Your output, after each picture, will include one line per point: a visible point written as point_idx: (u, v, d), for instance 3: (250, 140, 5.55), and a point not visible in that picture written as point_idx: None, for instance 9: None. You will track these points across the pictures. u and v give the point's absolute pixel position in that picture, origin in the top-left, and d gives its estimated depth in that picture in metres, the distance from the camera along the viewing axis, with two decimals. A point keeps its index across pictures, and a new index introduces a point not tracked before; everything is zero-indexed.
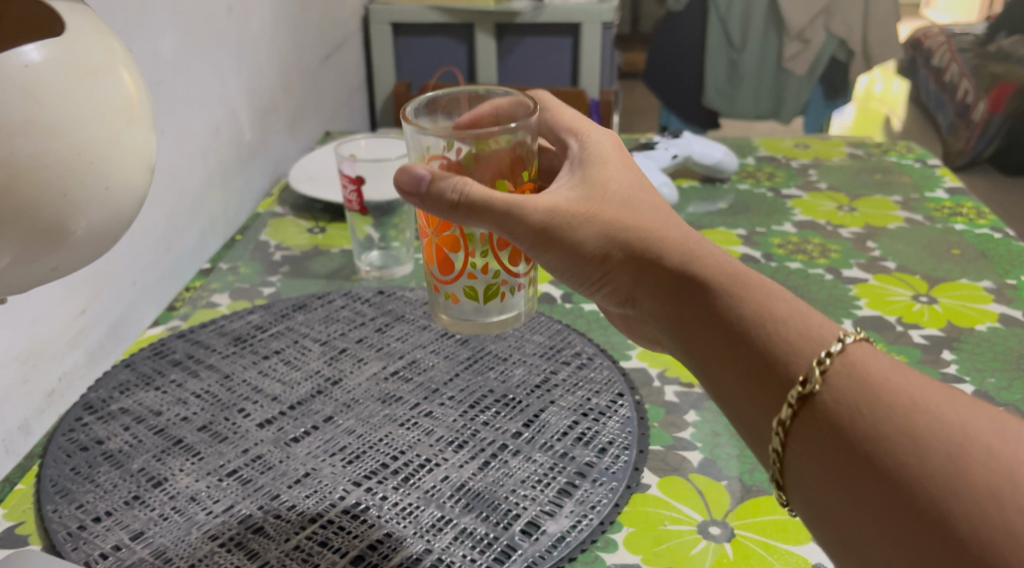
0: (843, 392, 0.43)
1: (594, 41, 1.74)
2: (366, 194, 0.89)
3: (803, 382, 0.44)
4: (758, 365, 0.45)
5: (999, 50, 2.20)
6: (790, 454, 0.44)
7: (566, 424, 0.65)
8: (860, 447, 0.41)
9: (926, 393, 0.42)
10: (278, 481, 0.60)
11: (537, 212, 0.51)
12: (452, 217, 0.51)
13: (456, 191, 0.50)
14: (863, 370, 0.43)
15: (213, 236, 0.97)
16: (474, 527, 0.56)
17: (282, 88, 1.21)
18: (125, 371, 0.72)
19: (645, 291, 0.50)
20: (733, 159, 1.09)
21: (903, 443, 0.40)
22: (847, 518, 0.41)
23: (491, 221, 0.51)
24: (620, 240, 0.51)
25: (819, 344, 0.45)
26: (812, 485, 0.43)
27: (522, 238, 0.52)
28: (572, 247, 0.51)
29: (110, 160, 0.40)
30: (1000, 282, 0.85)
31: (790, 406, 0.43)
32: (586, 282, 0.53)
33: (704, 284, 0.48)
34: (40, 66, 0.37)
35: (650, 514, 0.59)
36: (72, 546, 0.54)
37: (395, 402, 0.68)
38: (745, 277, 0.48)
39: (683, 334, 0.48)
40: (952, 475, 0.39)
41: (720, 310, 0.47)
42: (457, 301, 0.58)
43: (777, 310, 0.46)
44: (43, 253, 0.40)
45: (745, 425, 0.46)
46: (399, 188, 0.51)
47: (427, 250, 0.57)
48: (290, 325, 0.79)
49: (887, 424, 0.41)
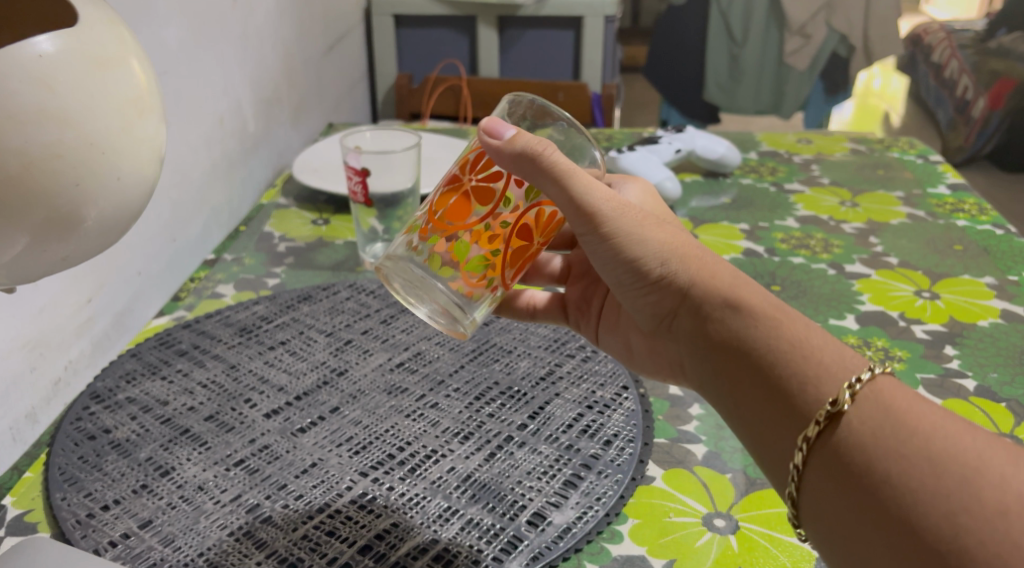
0: (870, 415, 0.43)
1: (597, 35, 1.74)
2: (371, 186, 0.89)
3: (832, 402, 0.44)
4: (771, 391, 0.46)
5: (999, 47, 2.21)
6: (811, 471, 0.44)
7: (571, 417, 0.65)
8: (878, 468, 0.42)
9: (949, 423, 0.42)
10: (285, 471, 0.60)
11: (607, 202, 0.52)
12: (525, 174, 0.52)
13: (540, 146, 0.51)
14: (888, 397, 0.44)
15: (217, 227, 0.97)
16: (481, 518, 0.56)
17: (285, 79, 1.21)
18: (131, 360, 0.72)
19: (687, 307, 0.51)
20: (736, 154, 1.10)
21: (923, 466, 0.41)
22: (858, 539, 0.42)
23: (559, 187, 0.52)
24: (681, 255, 0.51)
25: (849, 370, 0.45)
26: (826, 505, 0.43)
27: (584, 220, 0.52)
28: (631, 244, 0.52)
29: (122, 151, 0.40)
30: (1002, 278, 0.86)
31: (818, 423, 0.44)
32: (635, 281, 0.52)
33: (746, 305, 0.48)
34: (53, 56, 0.37)
35: (655, 506, 0.59)
36: (82, 534, 0.54)
37: (400, 393, 0.68)
38: (782, 309, 0.48)
39: (713, 353, 0.49)
40: (965, 500, 0.39)
41: (748, 337, 0.47)
42: (439, 249, 0.56)
43: (811, 340, 0.46)
44: (55, 242, 0.40)
45: (757, 439, 0.47)
46: (483, 130, 0.53)
47: (447, 192, 0.56)
48: (295, 316, 0.79)
49: (909, 448, 0.41)
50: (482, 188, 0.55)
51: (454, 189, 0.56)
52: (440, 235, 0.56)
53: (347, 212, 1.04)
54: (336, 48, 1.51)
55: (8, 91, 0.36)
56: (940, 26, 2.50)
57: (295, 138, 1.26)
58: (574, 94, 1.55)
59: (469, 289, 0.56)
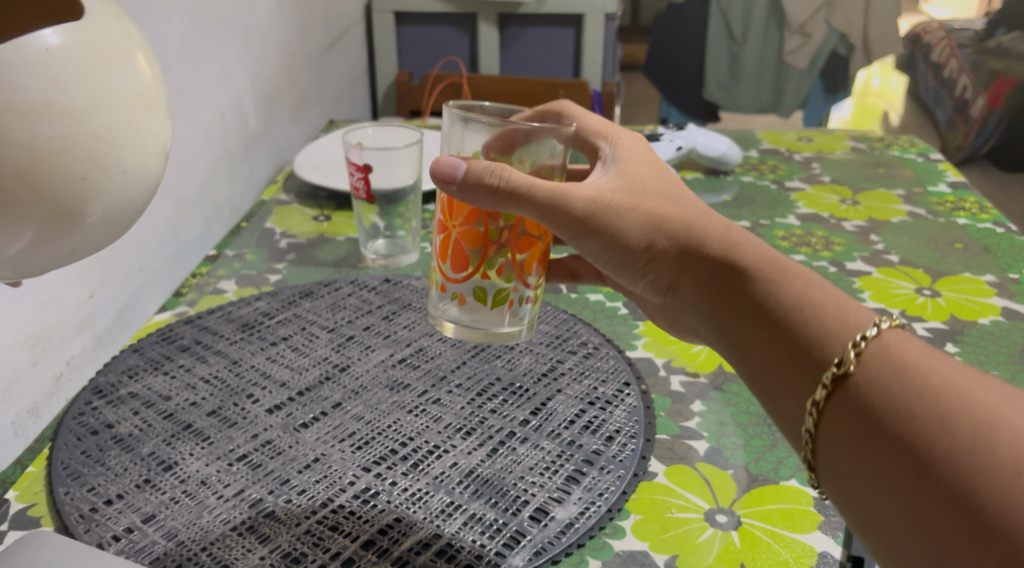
0: (879, 373, 0.43)
1: (598, 32, 1.74)
2: (374, 182, 0.90)
3: (838, 363, 0.43)
4: (792, 348, 0.45)
5: (999, 46, 2.21)
6: (823, 435, 0.44)
7: (574, 413, 0.65)
8: (890, 427, 0.41)
9: (960, 378, 0.42)
10: (288, 466, 0.60)
11: (581, 201, 0.53)
12: (491, 204, 0.53)
13: (497, 177, 0.52)
14: (897, 354, 0.43)
15: (218, 223, 0.97)
16: (483, 513, 0.56)
17: (286, 76, 1.21)
18: (133, 355, 0.72)
19: (688, 278, 0.51)
20: (736, 152, 1.10)
21: (932, 422, 0.40)
22: (875, 496, 0.41)
23: (532, 209, 0.53)
24: (664, 229, 0.52)
25: (855, 328, 0.44)
26: (840, 468, 0.43)
27: (565, 226, 0.53)
28: (615, 235, 0.53)
29: (128, 145, 0.40)
30: (1003, 276, 0.86)
31: (824, 387, 0.43)
32: (629, 269, 0.54)
33: (740, 266, 0.49)
34: (59, 50, 0.37)
35: (657, 502, 0.59)
36: (85, 528, 0.54)
37: (403, 389, 0.68)
38: (784, 265, 0.48)
39: (722, 321, 0.49)
40: (980, 457, 0.39)
41: (758, 297, 0.47)
42: (462, 303, 0.59)
43: (815, 296, 0.46)
44: (62, 236, 0.40)
45: (772, 403, 0.47)
46: (436, 177, 0.54)
47: (442, 247, 0.58)
48: (297, 312, 0.79)
49: (920, 408, 0.41)
50: (468, 232, 0.56)
51: (446, 242, 0.57)
52: (456, 288, 0.59)
53: (348, 208, 1.04)
54: (336, 44, 1.51)
55: (15, 85, 0.36)
56: (939, 26, 2.50)
57: (296, 135, 1.26)
58: (575, 92, 1.55)
59: (500, 322, 0.59)
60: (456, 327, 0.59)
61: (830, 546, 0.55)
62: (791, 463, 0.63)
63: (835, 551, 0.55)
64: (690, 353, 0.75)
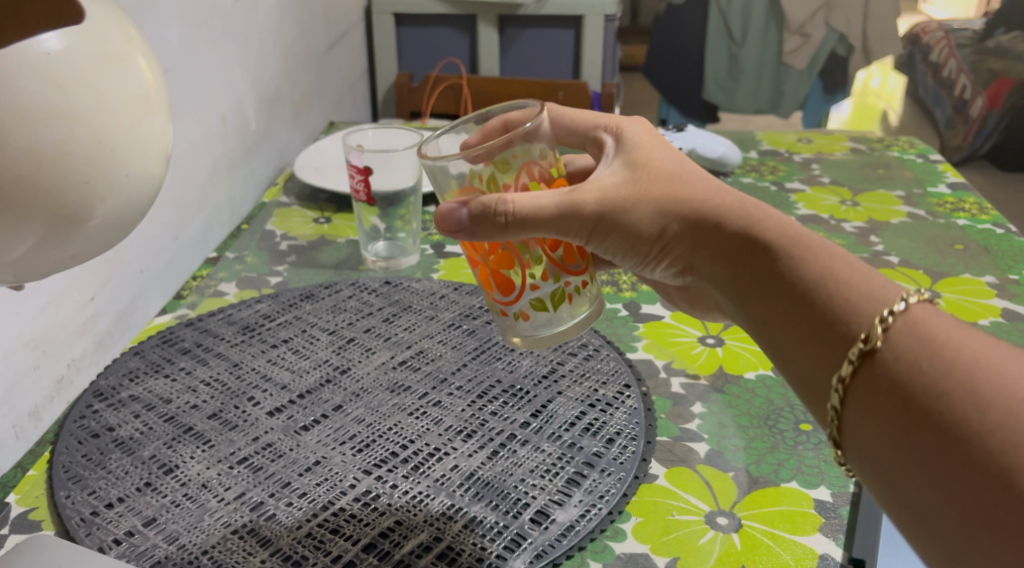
0: (908, 348, 0.43)
1: (597, 34, 1.73)
2: (374, 184, 0.90)
3: (865, 339, 0.43)
4: (816, 321, 0.45)
5: (997, 47, 2.22)
6: (849, 412, 0.44)
7: (574, 415, 0.65)
8: (920, 402, 0.41)
9: (992, 352, 0.41)
10: (288, 469, 0.60)
11: (589, 203, 0.52)
12: (503, 236, 0.53)
13: (500, 213, 0.52)
14: (925, 328, 0.43)
15: (218, 225, 0.97)
16: (484, 515, 0.56)
17: (286, 78, 1.21)
18: (134, 358, 0.72)
19: (705, 258, 0.51)
20: (736, 153, 1.10)
21: (965, 398, 0.40)
22: (903, 472, 0.41)
23: (541, 228, 0.53)
24: (675, 212, 0.51)
25: (881, 303, 0.44)
26: (867, 445, 0.43)
27: (577, 232, 0.53)
28: (629, 228, 0.52)
29: (130, 149, 0.40)
30: (1003, 277, 0.86)
31: (851, 362, 0.43)
32: (644, 259, 0.54)
33: (764, 243, 0.48)
34: (60, 55, 0.37)
35: (658, 504, 0.59)
36: (86, 532, 0.54)
37: (403, 391, 0.68)
38: (807, 239, 0.48)
39: (745, 298, 0.49)
40: (1011, 432, 0.39)
41: (782, 270, 0.47)
42: (528, 318, 0.58)
43: (839, 270, 0.46)
44: (63, 240, 0.40)
45: (800, 379, 0.46)
46: (444, 228, 0.54)
47: (483, 280, 0.58)
48: (298, 314, 0.79)
49: (952, 381, 0.41)
50: (499, 257, 0.56)
51: (484, 274, 0.57)
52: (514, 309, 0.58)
53: (349, 210, 1.04)
54: (336, 46, 1.51)
55: (18, 89, 0.36)
56: (939, 26, 2.50)
57: (297, 137, 1.27)
58: (575, 93, 1.53)
59: (563, 321, 0.59)
60: (527, 338, 0.59)
61: (830, 548, 0.55)
62: (792, 465, 0.63)
63: (836, 553, 0.55)
64: (691, 355, 0.75)
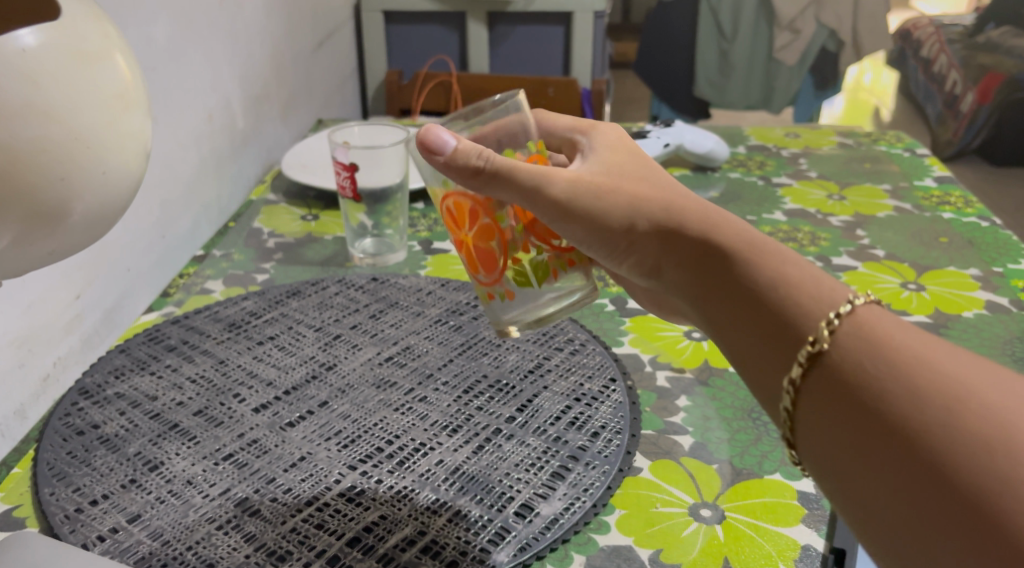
0: (852, 351, 0.42)
1: (587, 30, 1.74)
2: (360, 181, 0.90)
3: (813, 341, 0.43)
4: (772, 324, 0.45)
5: (988, 42, 2.18)
6: (801, 415, 0.43)
7: (559, 409, 0.65)
8: (865, 403, 0.41)
9: (931, 349, 0.41)
10: (273, 465, 0.60)
11: (560, 183, 0.53)
12: (475, 184, 0.54)
13: (480, 159, 0.53)
14: (870, 330, 0.43)
15: (206, 223, 0.97)
16: (469, 509, 0.56)
17: (274, 76, 1.21)
18: (120, 356, 0.72)
19: (670, 260, 0.50)
20: (724, 148, 1.10)
21: (902, 399, 0.40)
22: (855, 479, 0.40)
23: (511, 191, 0.54)
24: (644, 209, 0.51)
25: (829, 304, 0.44)
26: (822, 453, 0.42)
27: (544, 209, 0.53)
28: (597, 217, 0.52)
29: (107, 144, 0.40)
30: (987, 270, 0.86)
31: (800, 364, 0.43)
32: (613, 253, 0.53)
33: (721, 250, 0.48)
34: (37, 50, 0.37)
35: (642, 497, 0.59)
36: (70, 529, 0.54)
37: (389, 387, 0.68)
38: (761, 243, 0.48)
39: (703, 301, 0.48)
40: (954, 433, 0.38)
41: (738, 276, 0.47)
42: (513, 297, 0.60)
43: (791, 274, 0.46)
44: (43, 236, 0.40)
45: (754, 382, 0.45)
46: (423, 148, 0.55)
47: (468, 258, 0.59)
48: (284, 311, 0.79)
49: (899, 384, 0.40)
50: (481, 232, 0.57)
51: (468, 250, 0.59)
52: (501, 286, 0.60)
53: (336, 208, 1.04)
54: (325, 44, 1.51)
55: None
56: (929, 21, 2.52)
57: (286, 135, 1.27)
58: (565, 88, 1.52)
59: (549, 295, 0.60)
60: (517, 326, 0.61)
61: (812, 539, 0.55)
62: (775, 457, 0.63)
63: (818, 544, 0.55)
64: (676, 349, 0.76)
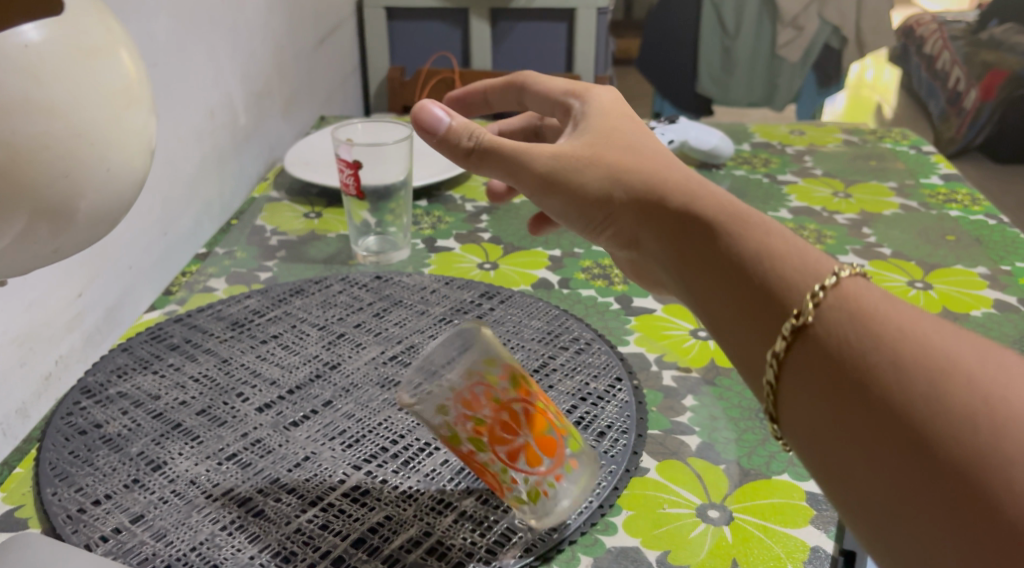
0: (838, 324, 0.41)
1: (590, 27, 1.73)
2: (364, 178, 0.90)
3: (797, 314, 0.42)
4: (755, 293, 0.44)
5: (991, 38, 2.21)
6: (785, 388, 0.42)
7: (566, 409, 0.65)
8: (848, 375, 0.39)
9: (918, 323, 0.40)
10: (277, 465, 0.60)
11: (542, 157, 0.54)
12: (466, 162, 0.58)
13: (468, 139, 0.57)
14: (856, 302, 0.41)
15: (208, 220, 0.97)
16: (474, 510, 0.56)
17: (276, 73, 1.20)
18: (122, 355, 0.71)
19: (647, 231, 0.50)
20: (729, 145, 1.10)
21: (889, 372, 0.38)
22: (839, 453, 0.39)
23: (498, 166, 0.57)
24: (623, 181, 0.51)
25: (814, 277, 0.42)
26: (805, 425, 0.41)
27: (528, 181, 0.55)
28: (576, 189, 0.53)
29: (111, 142, 0.39)
30: (995, 268, 0.86)
31: (784, 338, 0.41)
32: (592, 224, 0.53)
33: (705, 222, 0.47)
34: (39, 46, 0.36)
35: (649, 497, 0.59)
36: (73, 529, 0.54)
37: (393, 386, 0.68)
38: (746, 215, 0.46)
39: (684, 272, 0.47)
40: (937, 406, 0.37)
41: (723, 247, 0.45)
42: None
43: (776, 245, 0.44)
44: (47, 234, 0.39)
45: (738, 353, 0.44)
46: (418, 128, 0.59)
47: None
48: (288, 310, 0.79)
49: (884, 357, 0.39)
50: None
51: None
52: None
53: (339, 205, 1.04)
54: (328, 41, 1.51)
55: None
56: (932, 18, 2.51)
57: (288, 132, 1.26)
58: None
59: None
60: None
61: (821, 540, 0.55)
62: (783, 457, 0.62)
63: (827, 545, 0.54)
64: (682, 348, 0.75)
